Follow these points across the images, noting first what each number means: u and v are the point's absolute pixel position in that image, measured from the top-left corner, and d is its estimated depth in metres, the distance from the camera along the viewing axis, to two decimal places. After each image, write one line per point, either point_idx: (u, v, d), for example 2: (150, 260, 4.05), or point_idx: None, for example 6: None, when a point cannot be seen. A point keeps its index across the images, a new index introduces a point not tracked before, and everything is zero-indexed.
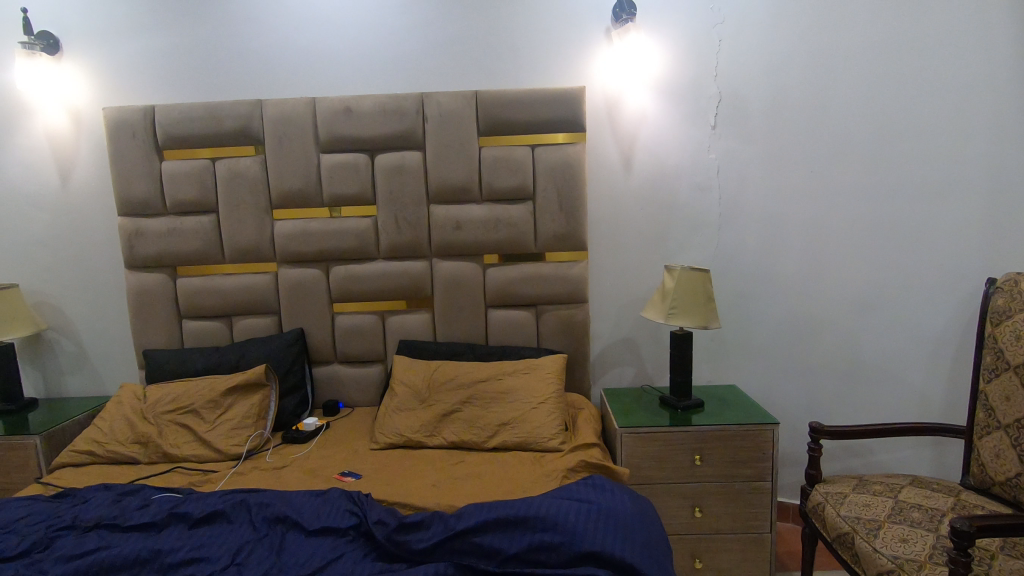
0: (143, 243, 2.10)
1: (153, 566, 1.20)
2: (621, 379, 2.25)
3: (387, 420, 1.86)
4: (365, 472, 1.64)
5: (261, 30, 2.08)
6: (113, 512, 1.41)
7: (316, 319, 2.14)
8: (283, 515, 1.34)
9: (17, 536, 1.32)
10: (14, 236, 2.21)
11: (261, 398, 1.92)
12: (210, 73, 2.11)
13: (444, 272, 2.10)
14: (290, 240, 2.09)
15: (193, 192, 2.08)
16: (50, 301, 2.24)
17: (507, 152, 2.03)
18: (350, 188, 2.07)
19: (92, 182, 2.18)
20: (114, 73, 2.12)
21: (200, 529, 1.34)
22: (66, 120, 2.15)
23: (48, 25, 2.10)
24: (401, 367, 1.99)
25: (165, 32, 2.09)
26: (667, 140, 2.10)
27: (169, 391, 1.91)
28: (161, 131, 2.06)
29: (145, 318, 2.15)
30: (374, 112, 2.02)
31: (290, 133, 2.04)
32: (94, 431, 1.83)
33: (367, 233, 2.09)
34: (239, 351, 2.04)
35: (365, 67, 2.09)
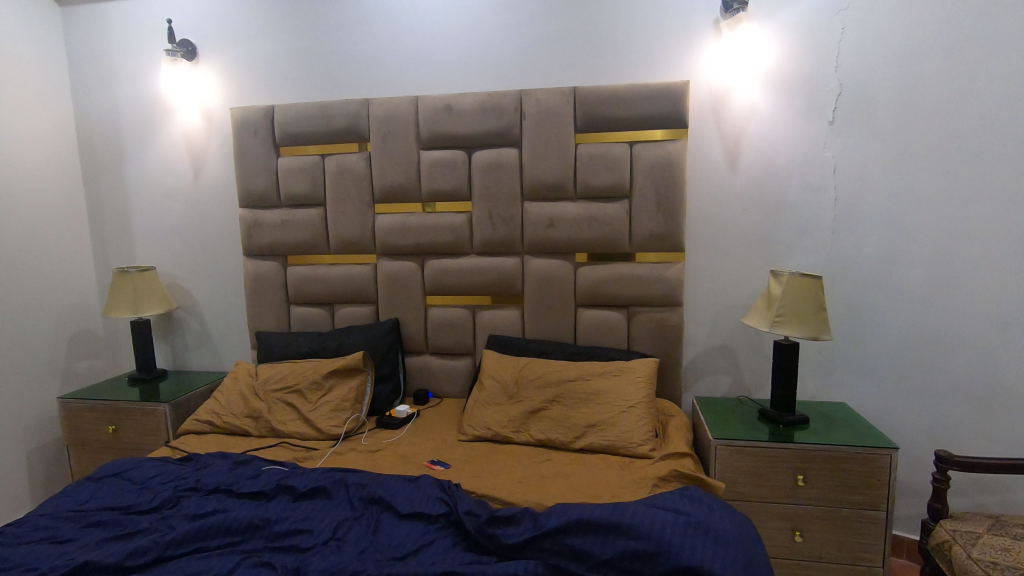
0: (260, 233, 2.28)
1: (263, 532, 1.29)
2: (716, 388, 2.15)
3: (475, 413, 1.89)
4: (454, 463, 1.67)
5: (372, 32, 2.18)
6: (229, 479, 1.53)
7: (411, 310, 2.22)
8: (378, 497, 1.39)
9: (151, 493, 1.48)
10: (154, 223, 2.47)
11: (359, 382, 2.02)
12: (324, 74, 2.24)
13: (535, 269, 2.10)
14: (390, 234, 2.18)
15: (305, 186, 2.22)
16: (181, 283, 2.49)
17: (605, 149, 1.99)
18: (448, 185, 2.12)
19: (218, 178, 2.39)
20: (241, 77, 2.31)
21: (303, 502, 1.42)
22: (200, 121, 2.37)
23: (188, 33, 2.33)
24: (490, 362, 2.01)
25: (285, 37, 2.25)
26: (778, 137, 1.97)
27: (278, 371, 2.05)
28: (279, 130, 2.21)
29: (259, 302, 2.32)
30: (473, 110, 2.05)
31: (394, 131, 2.12)
32: (213, 404, 2.00)
33: (461, 228, 2.13)
34: (340, 337, 2.16)
35: (466, 66, 2.13)
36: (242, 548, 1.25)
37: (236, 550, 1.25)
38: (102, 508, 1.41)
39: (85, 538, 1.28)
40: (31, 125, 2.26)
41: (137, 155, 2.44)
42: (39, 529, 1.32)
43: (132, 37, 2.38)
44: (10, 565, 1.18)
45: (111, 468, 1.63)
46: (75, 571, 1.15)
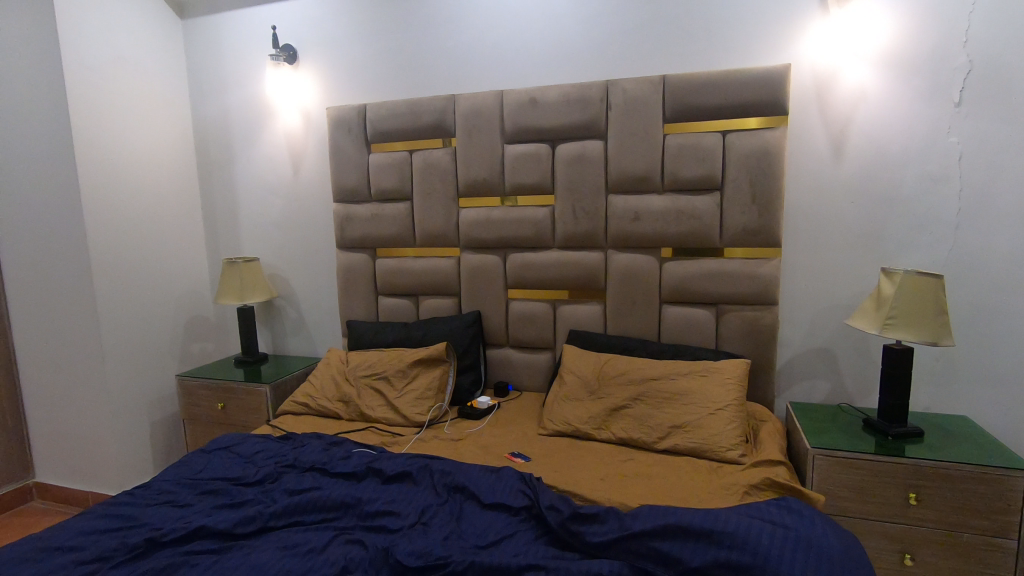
0: (352, 227, 2.39)
1: (355, 511, 1.36)
2: (812, 394, 2.00)
3: (556, 407, 1.88)
4: (535, 456, 1.67)
5: (459, 28, 2.22)
6: (323, 458, 1.62)
7: (492, 303, 2.24)
8: (462, 485, 1.42)
9: (256, 467, 1.60)
10: (258, 217, 2.66)
11: (442, 372, 2.07)
12: (413, 72, 2.31)
13: (618, 264, 2.05)
14: (473, 228, 2.21)
15: (394, 182, 2.30)
16: (280, 274, 2.66)
17: (696, 140, 1.91)
18: (531, 178, 2.12)
19: (315, 174, 2.53)
20: (336, 78, 2.42)
21: (391, 485, 1.48)
22: (299, 122, 2.52)
23: (290, 38, 2.47)
24: (571, 357, 1.99)
25: (378, 37, 2.34)
26: (892, 121, 1.80)
27: (367, 358, 2.15)
28: (371, 128, 2.31)
29: (350, 293, 2.44)
30: (558, 102, 2.03)
31: (479, 126, 2.15)
32: (308, 387, 2.13)
33: (544, 222, 2.12)
34: (425, 328, 2.23)
35: (552, 58, 2.11)
36: (335, 525, 1.32)
37: (330, 526, 1.32)
38: (214, 478, 1.55)
39: (201, 505, 1.41)
40: (156, 129, 2.51)
41: (244, 154, 2.64)
42: (163, 493, 1.47)
43: (241, 44, 2.56)
44: (140, 524, 1.32)
45: (221, 442, 1.78)
46: (192, 533, 1.27)
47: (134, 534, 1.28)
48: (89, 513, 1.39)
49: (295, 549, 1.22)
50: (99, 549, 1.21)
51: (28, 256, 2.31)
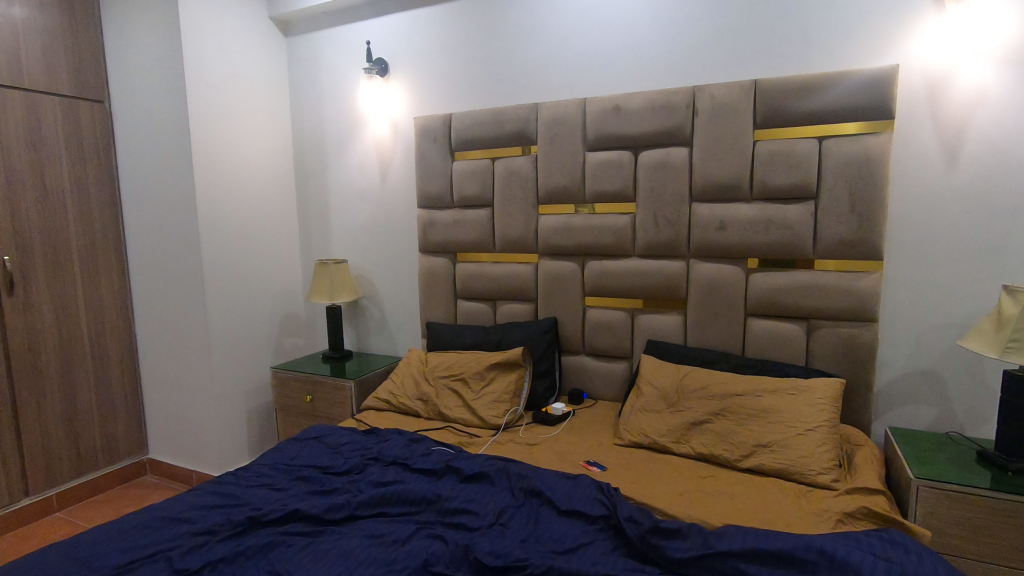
0: (434, 232, 2.47)
1: (435, 507, 1.40)
2: (916, 419, 1.85)
3: (633, 418, 1.85)
4: (610, 466, 1.66)
5: (543, 38, 2.25)
6: (405, 453, 1.69)
7: (569, 309, 2.25)
8: (539, 489, 1.43)
9: (343, 458, 1.69)
10: (347, 221, 2.81)
11: (518, 377, 2.09)
12: (497, 82, 2.36)
13: (701, 274, 2.00)
14: (553, 234, 2.23)
15: (476, 189, 2.36)
16: (366, 275, 2.80)
17: (789, 147, 1.82)
18: (613, 185, 2.10)
19: (401, 181, 2.65)
20: (424, 89, 2.53)
21: (469, 484, 1.52)
22: (389, 131, 2.65)
23: (382, 52, 2.61)
24: (649, 367, 1.95)
25: (464, 49, 2.41)
26: (1019, 124, 1.63)
27: (445, 360, 2.21)
28: (455, 136, 2.38)
29: (430, 295, 2.52)
30: (643, 109, 2.01)
31: (561, 134, 2.16)
32: (390, 384, 2.22)
33: (624, 230, 2.10)
34: (502, 332, 2.27)
35: (636, 65, 2.10)
36: (417, 518, 1.37)
37: (412, 520, 1.37)
38: (306, 465, 1.65)
39: (295, 489, 1.51)
40: (261, 138, 2.72)
41: (337, 162, 2.80)
42: (262, 476, 1.59)
43: (337, 59, 2.73)
44: (242, 503, 1.43)
45: (311, 432, 1.89)
46: (288, 515, 1.36)
47: (237, 512, 1.39)
48: (198, 489, 1.53)
49: (381, 538, 1.27)
50: (209, 523, 1.33)
51: (149, 254, 2.57)
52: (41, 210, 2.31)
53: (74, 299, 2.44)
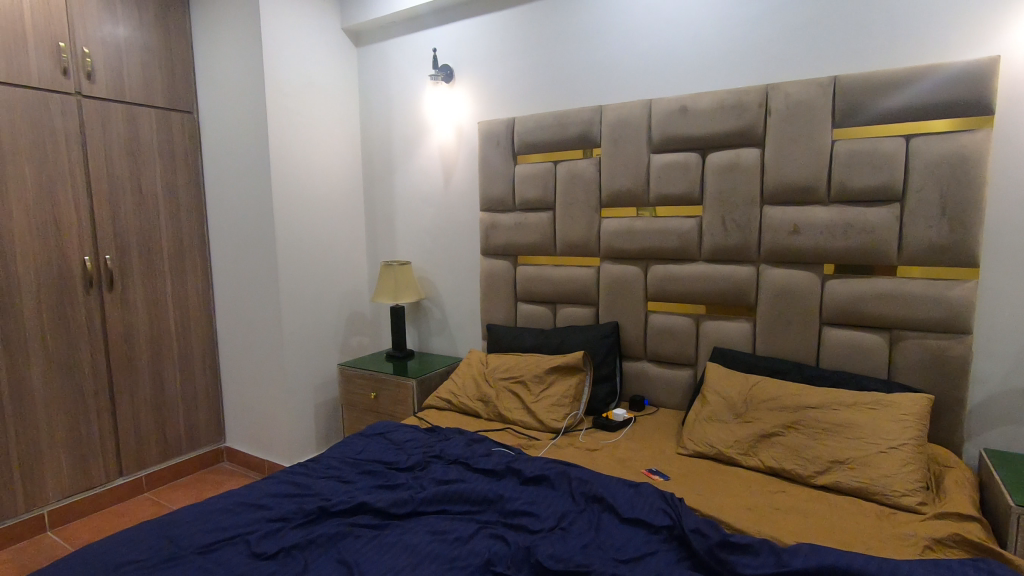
0: (496, 235, 2.49)
1: (496, 508, 1.41)
2: (1016, 442, 1.69)
3: (698, 427, 1.79)
4: (674, 475, 1.62)
5: (608, 40, 2.23)
6: (466, 453, 1.71)
7: (631, 314, 2.21)
8: (600, 496, 1.41)
9: (406, 455, 1.73)
10: (412, 223, 2.89)
11: (578, 381, 2.08)
12: (561, 86, 2.36)
13: (772, 280, 1.91)
14: (615, 238, 2.20)
15: (538, 192, 2.37)
16: (429, 277, 2.87)
17: (871, 146, 1.72)
18: (679, 188, 2.05)
19: (464, 185, 2.69)
20: (489, 94, 2.56)
21: (529, 486, 1.52)
22: (453, 136, 2.70)
23: (448, 59, 2.67)
24: (715, 376, 1.89)
25: (528, 54, 2.43)
26: None
27: (506, 362, 2.23)
28: (518, 140, 2.40)
29: (491, 297, 2.55)
30: (711, 109, 1.95)
31: (625, 136, 2.13)
32: (451, 385, 2.26)
33: (690, 233, 2.05)
34: (562, 336, 2.26)
35: (706, 64, 2.04)
36: (479, 517, 1.39)
37: (473, 518, 1.39)
38: (372, 460, 1.70)
39: (362, 483, 1.56)
40: (333, 144, 2.84)
41: (403, 166, 2.88)
42: (331, 469, 1.65)
43: (404, 67, 2.81)
44: (313, 493, 1.50)
45: (377, 428, 1.95)
46: (356, 507, 1.41)
47: (309, 502, 1.45)
48: (273, 477, 1.61)
49: (443, 535, 1.30)
50: (283, 510, 1.40)
51: (230, 254, 2.74)
52: (138, 213, 2.51)
53: (163, 296, 2.64)
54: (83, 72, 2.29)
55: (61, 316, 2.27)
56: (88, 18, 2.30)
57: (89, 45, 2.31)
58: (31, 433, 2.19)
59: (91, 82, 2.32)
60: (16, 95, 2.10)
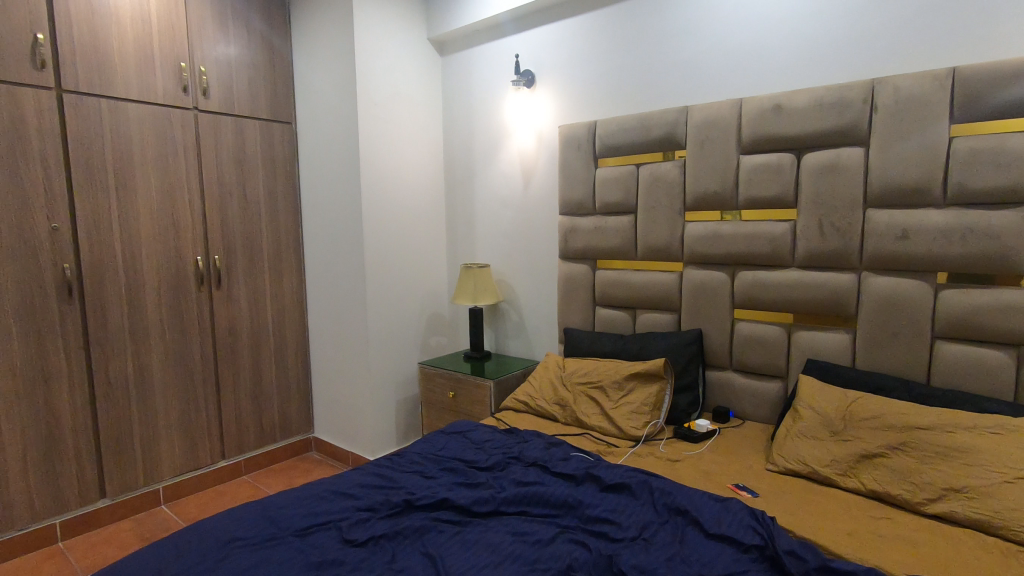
0: (575, 238, 2.48)
1: (576, 513, 1.41)
2: None
3: (789, 443, 1.70)
4: (762, 492, 1.54)
5: (696, 38, 2.17)
6: (545, 456, 1.71)
7: (716, 322, 2.13)
8: (685, 508, 1.37)
9: (486, 455, 1.76)
10: (491, 227, 2.94)
11: (658, 389, 2.03)
12: (645, 87, 2.32)
13: (876, 289, 1.78)
14: (699, 242, 2.13)
15: (619, 196, 2.33)
16: (507, 280, 2.90)
17: (997, 142, 1.56)
18: (770, 191, 1.95)
19: (543, 189, 2.70)
20: (570, 98, 2.56)
21: (609, 494, 1.50)
22: (533, 141, 2.72)
23: (530, 64, 2.69)
24: (808, 390, 1.78)
25: (612, 56, 2.41)
26: None
27: (584, 366, 2.21)
28: (600, 143, 2.38)
29: (569, 301, 2.54)
30: (809, 107, 1.85)
31: (713, 136, 2.06)
32: (528, 387, 2.27)
33: (782, 238, 1.94)
34: (642, 342, 2.22)
35: (803, 59, 1.94)
36: (559, 521, 1.39)
37: (554, 522, 1.39)
38: (453, 457, 1.75)
39: (444, 479, 1.60)
40: (417, 150, 2.95)
41: (483, 171, 2.93)
42: (414, 463, 1.71)
43: (487, 73, 2.86)
44: (398, 486, 1.56)
45: (457, 426, 2.00)
46: (439, 503, 1.45)
47: (395, 494, 1.51)
48: (361, 469, 1.69)
49: (524, 536, 1.31)
50: (371, 501, 1.46)
51: (321, 255, 2.91)
52: (243, 218, 2.72)
53: (263, 294, 2.84)
54: (200, 89, 2.52)
55: (177, 311, 2.51)
56: (205, 40, 2.53)
57: (205, 65, 2.53)
58: (151, 415, 2.44)
59: (206, 98, 2.55)
60: (145, 112, 2.35)
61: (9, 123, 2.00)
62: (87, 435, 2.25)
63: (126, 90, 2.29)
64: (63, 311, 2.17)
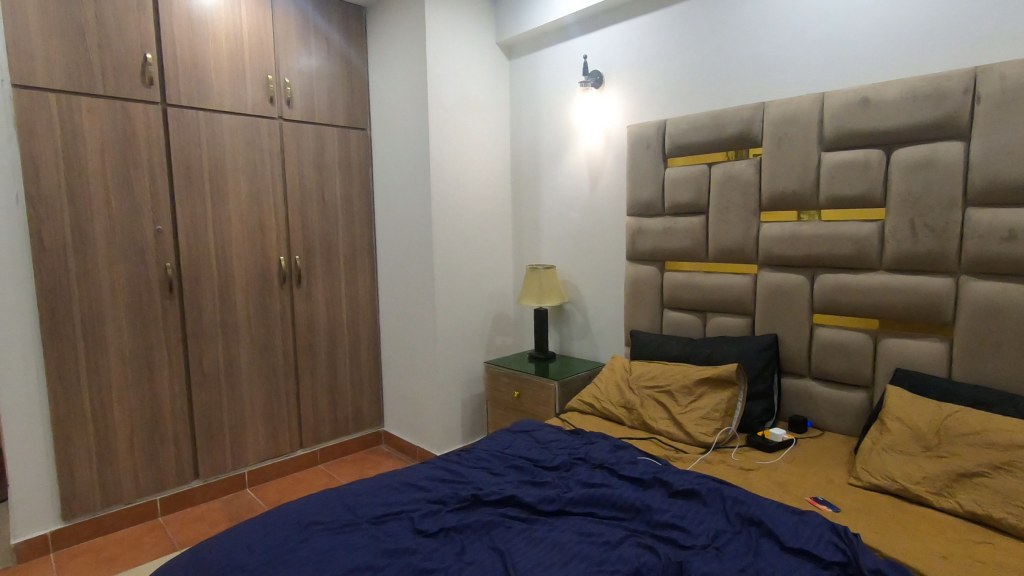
0: (643, 240, 2.45)
1: (644, 517, 1.39)
2: None
3: (874, 457, 1.59)
4: (845, 508, 1.46)
5: (774, 31, 2.08)
6: (611, 459, 1.70)
7: (794, 327, 2.04)
8: (759, 519, 1.32)
9: (552, 455, 1.77)
10: (557, 227, 2.94)
11: (730, 395, 1.96)
12: (718, 84, 2.26)
13: (976, 294, 1.64)
14: (776, 244, 2.04)
15: (690, 196, 2.28)
16: (573, 281, 2.90)
17: None
18: (856, 189, 1.85)
19: (611, 189, 2.68)
20: (640, 97, 2.53)
21: (679, 500, 1.47)
22: (601, 142, 2.70)
23: (598, 64, 2.68)
24: (897, 401, 1.67)
25: (683, 53, 2.36)
26: None
27: (651, 369, 2.18)
28: (670, 143, 2.33)
29: (636, 303, 2.50)
30: (900, 100, 1.73)
31: (792, 133, 1.97)
32: (593, 389, 2.26)
33: (868, 239, 1.83)
34: (713, 347, 2.15)
35: (893, 49, 1.82)
36: (626, 525, 1.37)
37: (621, 525, 1.38)
38: (519, 455, 1.77)
39: (510, 476, 1.63)
40: (485, 152, 3.00)
41: (550, 172, 2.95)
42: (481, 460, 1.75)
43: (554, 75, 2.87)
44: (466, 481, 1.60)
45: (523, 425, 2.03)
46: (506, 499, 1.47)
47: (463, 488, 1.55)
48: (431, 462, 1.74)
49: (591, 537, 1.31)
50: (441, 494, 1.51)
51: (393, 256, 3.02)
52: (321, 220, 2.88)
53: (339, 292, 2.98)
54: (285, 99, 2.69)
55: (262, 307, 2.68)
56: (290, 53, 2.69)
57: (290, 76, 2.70)
58: (238, 404, 2.62)
59: (290, 108, 2.71)
60: (237, 122, 2.54)
61: (123, 135, 2.22)
62: (184, 421, 2.45)
63: (221, 103, 2.48)
64: (166, 306, 2.38)
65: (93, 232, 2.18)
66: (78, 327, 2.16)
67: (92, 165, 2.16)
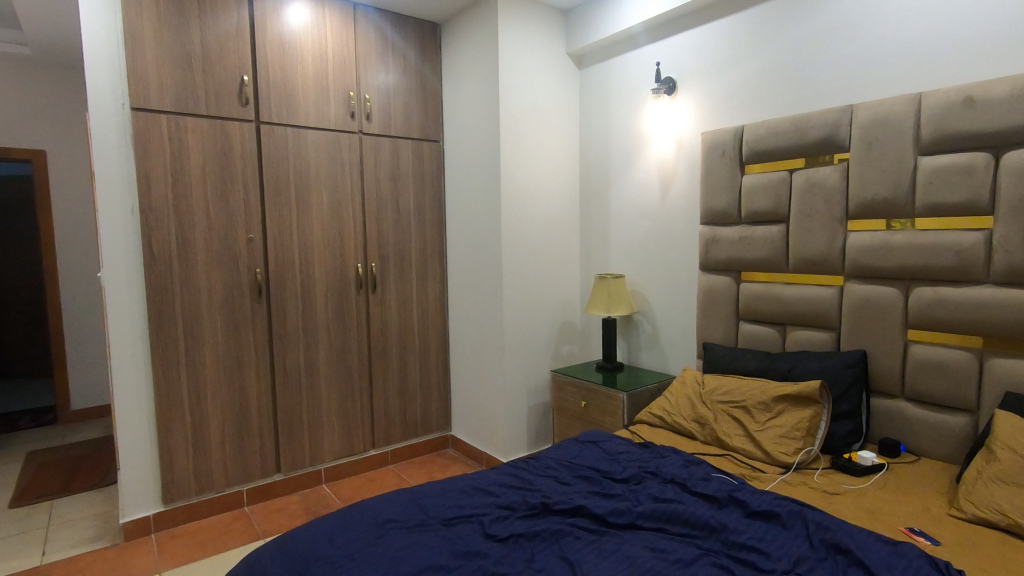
0: (718, 249, 2.37)
1: (720, 537, 1.34)
2: None
3: (980, 486, 1.46)
4: (945, 541, 1.35)
5: (862, 30, 1.98)
6: (684, 474, 1.66)
7: (885, 343, 1.90)
8: (847, 547, 1.24)
9: (621, 467, 1.75)
10: (627, 236, 2.90)
11: (813, 414, 1.86)
12: (799, 87, 2.17)
13: None
14: (865, 254, 1.92)
15: (769, 204, 2.19)
16: (643, 291, 2.85)
17: None
18: (958, 196, 1.71)
19: (683, 197, 2.62)
20: (714, 103, 2.46)
21: (757, 521, 1.40)
22: (672, 150, 2.65)
23: (670, 71, 2.64)
24: (1007, 425, 1.51)
25: (762, 57, 2.28)
26: None
27: (725, 383, 2.10)
28: (747, 149, 2.26)
29: (709, 314, 2.42)
30: (1010, 98, 1.59)
31: (884, 137, 1.85)
32: (664, 402, 2.21)
33: (972, 249, 1.69)
34: (793, 362, 2.05)
35: (1001, 44, 1.68)
36: (700, 543, 1.33)
37: (694, 543, 1.34)
38: (587, 466, 1.76)
39: (578, 486, 1.62)
40: (554, 162, 3.02)
41: (620, 180, 2.92)
42: (549, 468, 1.75)
43: (625, 83, 2.85)
44: (535, 488, 1.61)
45: (591, 436, 2.01)
46: (575, 509, 1.47)
47: (532, 496, 1.56)
48: (500, 468, 1.76)
49: (663, 553, 1.28)
50: (510, 500, 1.52)
51: (462, 263, 3.09)
52: (396, 229, 2.99)
53: (411, 298, 3.08)
54: (364, 114, 2.83)
55: (340, 312, 2.82)
56: (369, 70, 2.83)
57: (369, 92, 2.84)
58: (316, 403, 2.76)
59: (369, 122, 2.85)
60: (321, 137, 2.69)
61: (221, 151, 2.41)
62: (268, 417, 2.61)
63: (306, 119, 2.64)
64: (255, 309, 2.55)
65: (194, 240, 2.38)
66: (180, 327, 2.36)
67: (195, 178, 2.36)
